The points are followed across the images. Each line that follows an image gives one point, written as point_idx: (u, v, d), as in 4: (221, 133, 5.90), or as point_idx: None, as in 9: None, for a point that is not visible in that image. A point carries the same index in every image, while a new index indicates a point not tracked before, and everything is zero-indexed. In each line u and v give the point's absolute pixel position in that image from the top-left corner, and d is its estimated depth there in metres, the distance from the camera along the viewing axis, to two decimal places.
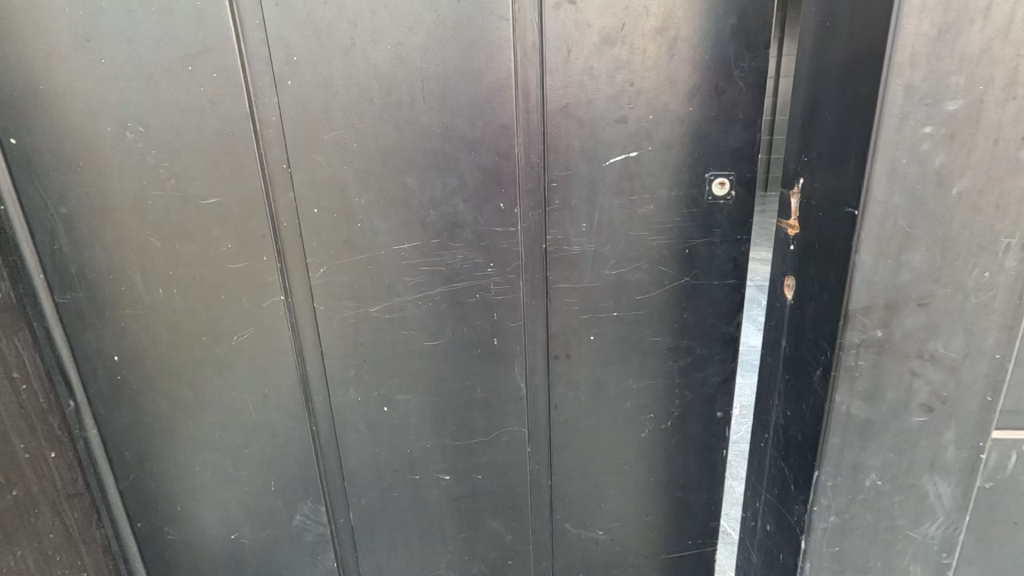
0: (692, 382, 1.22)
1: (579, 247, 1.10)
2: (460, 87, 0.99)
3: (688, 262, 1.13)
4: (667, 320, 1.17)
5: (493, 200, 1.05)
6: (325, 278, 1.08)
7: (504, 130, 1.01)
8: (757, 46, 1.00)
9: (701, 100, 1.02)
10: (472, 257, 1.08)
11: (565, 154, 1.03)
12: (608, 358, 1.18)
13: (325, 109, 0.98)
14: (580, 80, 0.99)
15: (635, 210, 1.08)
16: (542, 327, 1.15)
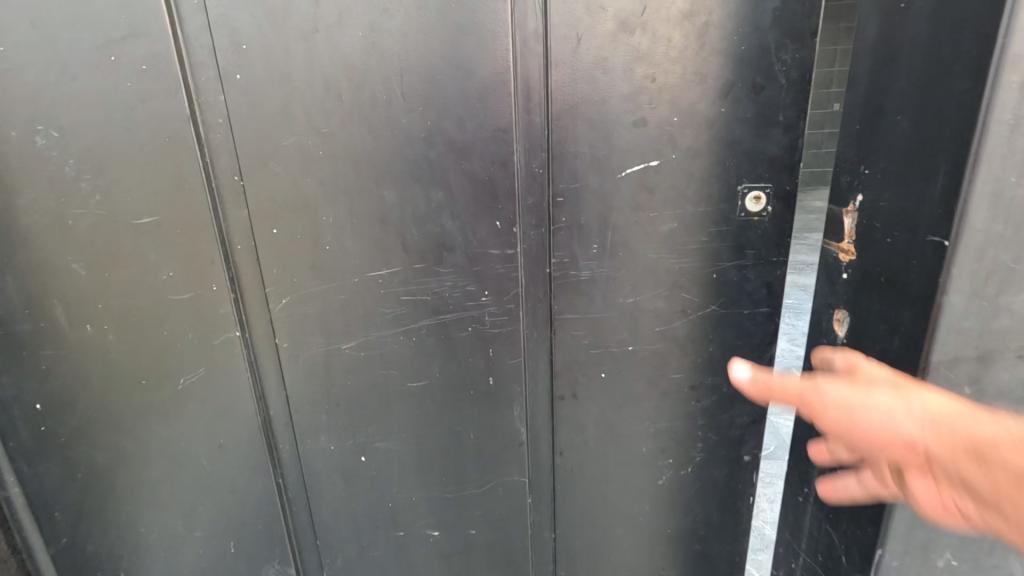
0: (716, 423, 1.06)
1: (589, 272, 0.94)
2: (447, 83, 0.81)
3: (715, 289, 0.97)
4: (689, 354, 1.01)
5: (487, 218, 0.88)
6: (288, 310, 0.91)
7: (501, 134, 0.84)
8: (801, 35, 0.83)
9: (735, 99, 0.86)
10: (463, 285, 0.92)
11: (574, 163, 0.87)
12: (621, 398, 1.03)
13: (284, 109, 0.81)
14: (592, 74, 0.83)
15: (654, 229, 0.92)
16: (546, 363, 0.99)
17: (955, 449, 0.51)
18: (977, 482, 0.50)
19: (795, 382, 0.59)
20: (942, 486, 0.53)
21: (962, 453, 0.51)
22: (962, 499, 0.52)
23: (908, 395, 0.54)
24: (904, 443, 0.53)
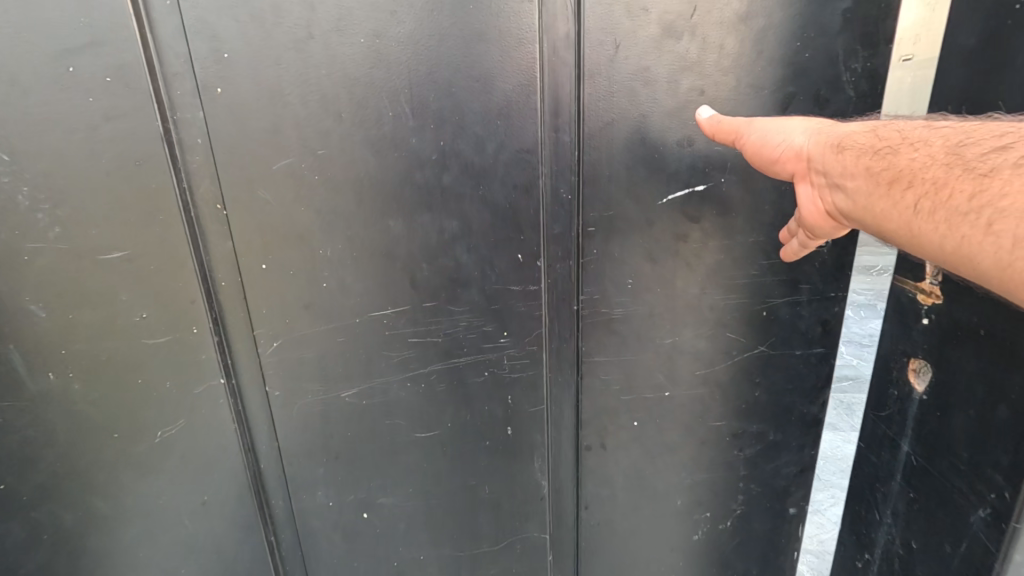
0: (759, 473, 0.95)
1: (623, 310, 0.82)
2: (464, 96, 0.70)
3: (764, 328, 0.85)
4: (732, 399, 0.90)
5: (508, 251, 0.77)
6: (279, 354, 0.80)
7: (525, 156, 0.73)
8: (874, 41, 0.72)
9: (795, 114, 0.74)
10: (480, 325, 0.81)
11: (609, 188, 0.75)
12: (654, 447, 0.91)
13: (274, 127, 0.69)
14: (631, 87, 0.71)
15: (698, 262, 0.81)
16: (571, 409, 0.88)
17: (859, 146, 0.60)
18: (856, 180, 0.59)
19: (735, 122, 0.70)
20: (819, 182, 0.64)
21: (861, 162, 0.59)
22: (857, 203, 0.60)
23: (811, 126, 0.66)
24: (794, 151, 0.65)
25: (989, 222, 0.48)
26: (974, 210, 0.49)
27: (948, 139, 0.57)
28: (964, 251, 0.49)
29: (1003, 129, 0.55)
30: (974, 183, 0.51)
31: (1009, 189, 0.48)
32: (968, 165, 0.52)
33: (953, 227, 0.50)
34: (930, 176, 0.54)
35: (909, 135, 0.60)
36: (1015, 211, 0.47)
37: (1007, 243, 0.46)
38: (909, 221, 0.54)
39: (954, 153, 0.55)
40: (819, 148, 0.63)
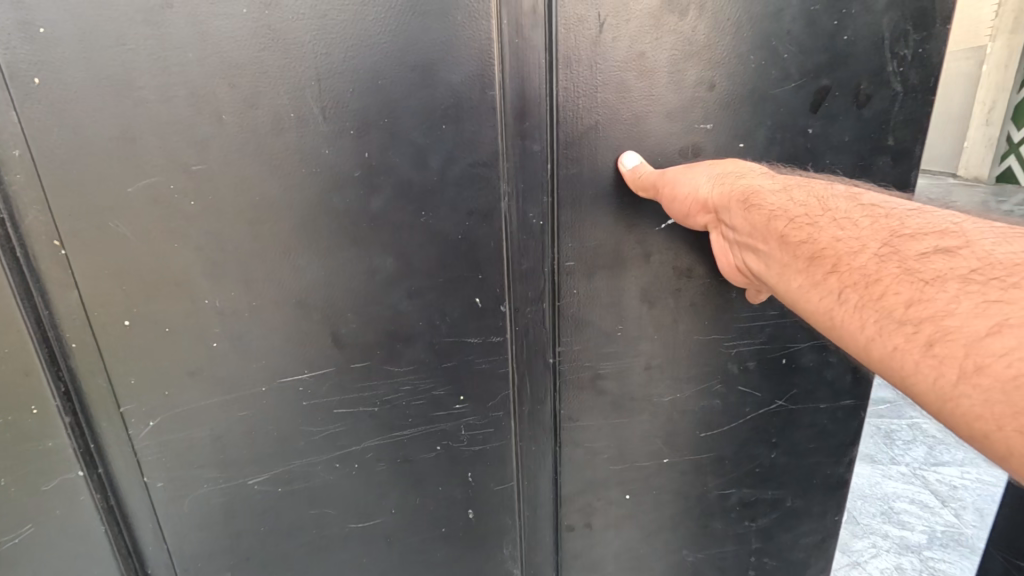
0: (774, 545, 0.79)
1: (611, 364, 0.65)
2: (398, 91, 0.51)
3: (784, 378, 0.69)
4: (745, 464, 0.73)
5: (463, 295, 0.59)
6: (159, 437, 0.60)
7: (483, 171, 0.55)
8: (928, 21, 0.56)
9: (829, 114, 0.58)
10: (429, 389, 0.62)
11: (592, 211, 0.58)
12: (649, 523, 0.75)
13: (125, 132, 0.49)
14: (621, 79, 0.54)
15: (705, 302, 0.64)
16: (549, 485, 0.70)
17: (777, 206, 0.45)
18: (769, 247, 0.45)
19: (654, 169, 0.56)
20: (733, 239, 0.50)
21: (774, 227, 0.45)
22: (771, 272, 0.46)
23: (725, 170, 0.51)
24: (700, 203, 0.50)
25: (928, 340, 0.34)
26: (911, 321, 0.35)
27: (883, 219, 0.43)
28: (894, 362, 0.35)
29: (953, 222, 0.41)
30: (911, 285, 0.37)
31: (958, 306, 0.34)
32: (904, 260, 0.38)
33: (882, 333, 0.36)
34: (858, 263, 0.40)
35: (838, 205, 0.45)
36: (964, 333, 0.33)
37: (952, 373, 0.32)
38: (829, 311, 0.40)
39: (889, 240, 0.40)
40: (725, 199, 0.48)
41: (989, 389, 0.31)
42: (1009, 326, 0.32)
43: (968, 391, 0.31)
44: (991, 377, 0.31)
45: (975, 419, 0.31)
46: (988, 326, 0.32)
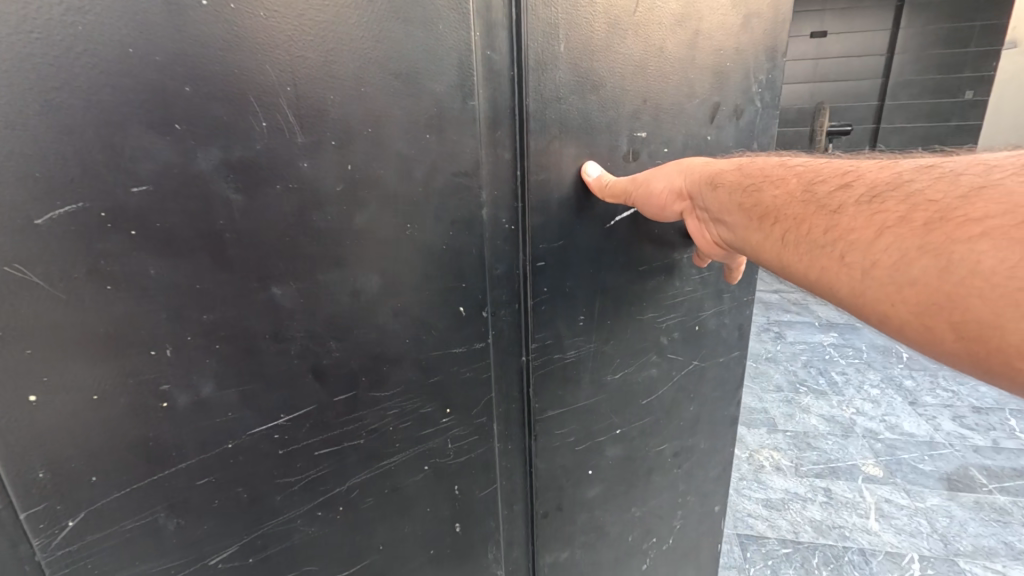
0: (693, 482, 0.95)
1: (575, 352, 0.71)
2: (383, 101, 0.48)
3: (698, 341, 0.84)
4: (673, 420, 0.86)
5: (448, 305, 0.58)
6: (86, 538, 0.46)
7: (465, 181, 0.55)
8: (774, 55, 0.75)
9: (721, 125, 0.72)
10: (415, 408, 0.60)
11: (558, 213, 0.63)
12: (608, 492, 0.83)
13: (29, 148, 0.37)
14: (579, 92, 0.59)
15: (644, 286, 0.74)
16: (523, 478, 0.73)
17: (729, 182, 0.56)
18: (731, 217, 0.56)
19: (617, 176, 0.64)
20: (704, 216, 0.60)
21: (733, 199, 0.55)
22: (738, 237, 0.56)
23: (688, 162, 0.61)
24: (674, 191, 0.61)
25: (841, 255, 0.45)
26: (828, 244, 0.46)
27: (801, 173, 0.53)
28: (824, 278, 0.46)
29: (852, 163, 0.52)
30: (826, 217, 0.47)
31: (855, 223, 0.44)
32: (818, 199, 0.49)
33: (814, 260, 0.47)
34: (791, 211, 0.50)
35: (770, 169, 0.55)
36: (863, 242, 0.43)
37: (859, 273, 0.43)
38: (778, 253, 0.50)
39: (809, 188, 0.50)
40: (692, 184, 0.59)
41: (882, 279, 0.42)
42: (890, 229, 0.42)
43: (872, 283, 0.43)
44: (882, 271, 0.42)
45: (878, 304, 0.43)
46: (875, 232, 0.43)
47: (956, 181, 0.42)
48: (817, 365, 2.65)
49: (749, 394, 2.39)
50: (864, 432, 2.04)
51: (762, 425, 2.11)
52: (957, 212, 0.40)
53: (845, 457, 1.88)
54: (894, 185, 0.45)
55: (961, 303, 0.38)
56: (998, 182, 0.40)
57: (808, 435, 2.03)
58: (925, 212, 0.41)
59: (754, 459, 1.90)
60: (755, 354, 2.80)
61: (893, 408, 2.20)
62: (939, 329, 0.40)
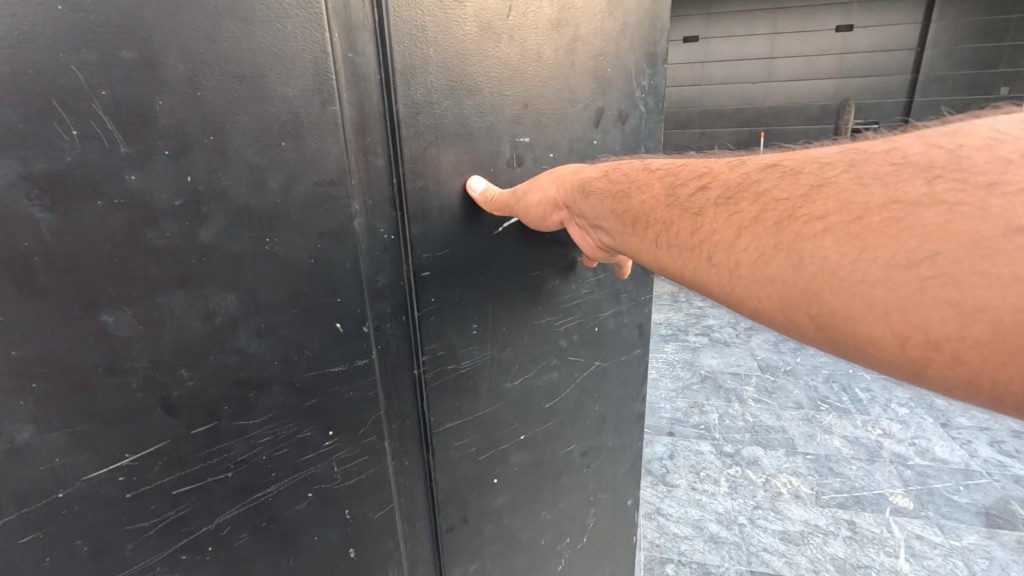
0: (604, 479, 0.97)
1: (471, 362, 0.69)
2: (227, 107, 0.44)
3: (599, 342, 0.85)
4: (579, 420, 0.87)
5: (322, 323, 0.55)
6: None
7: (332, 190, 0.52)
8: (653, 61, 0.77)
9: (607, 129, 0.74)
10: (292, 433, 0.56)
11: (441, 221, 0.61)
12: (516, 498, 0.82)
13: None
14: (453, 97, 0.58)
15: (539, 290, 0.74)
16: (424, 494, 0.71)
17: (601, 189, 0.56)
18: (608, 223, 0.56)
19: (500, 187, 0.64)
20: (582, 223, 0.60)
21: (606, 206, 0.55)
22: (616, 241, 0.56)
23: (560, 171, 0.61)
24: (550, 201, 0.61)
25: (709, 256, 0.44)
26: (695, 246, 0.46)
27: (663, 176, 0.53)
28: (698, 279, 0.46)
29: (704, 163, 0.52)
30: (690, 221, 0.47)
31: (716, 225, 0.45)
32: (681, 201, 0.49)
33: (685, 262, 0.46)
34: (658, 216, 0.50)
35: (634, 174, 0.55)
36: (726, 243, 0.43)
37: (726, 274, 0.43)
38: (654, 257, 0.50)
39: (671, 193, 0.51)
40: (566, 193, 0.59)
41: (746, 278, 0.42)
42: (748, 229, 0.43)
43: (739, 282, 0.42)
44: (745, 271, 0.42)
45: (748, 302, 0.43)
46: (735, 232, 0.43)
47: (797, 179, 0.43)
48: (842, 378, 2.75)
49: (766, 411, 2.43)
50: (891, 456, 2.08)
51: (779, 447, 2.15)
52: (802, 211, 0.41)
53: (871, 484, 1.91)
54: (741, 184, 0.46)
55: (817, 297, 0.39)
56: (832, 179, 0.42)
57: (830, 458, 2.07)
58: (775, 211, 0.42)
59: (771, 485, 1.92)
60: (772, 367, 2.89)
61: (923, 431, 2.24)
62: (801, 320, 0.40)
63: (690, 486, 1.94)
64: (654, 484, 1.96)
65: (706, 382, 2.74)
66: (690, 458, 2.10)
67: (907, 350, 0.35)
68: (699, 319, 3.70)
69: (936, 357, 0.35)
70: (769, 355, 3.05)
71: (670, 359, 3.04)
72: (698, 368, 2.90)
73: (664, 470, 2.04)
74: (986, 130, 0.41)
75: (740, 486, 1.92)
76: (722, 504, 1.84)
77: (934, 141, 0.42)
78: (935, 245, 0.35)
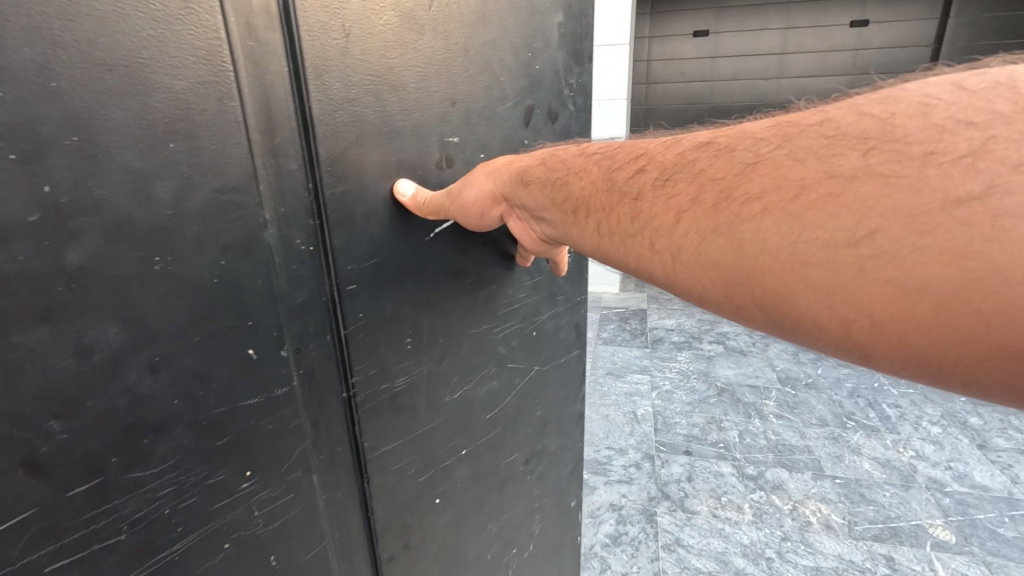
0: (548, 484, 0.96)
1: (405, 379, 0.65)
2: (94, 103, 0.37)
3: (538, 346, 0.84)
4: (521, 427, 0.85)
5: (232, 350, 0.48)
6: None
7: (236, 199, 0.46)
8: (580, 60, 0.77)
9: (538, 128, 0.72)
10: (201, 479, 0.48)
11: (367, 229, 0.56)
12: (460, 515, 0.78)
13: None
14: (374, 93, 0.53)
15: (475, 297, 0.71)
16: (360, 526, 0.65)
17: (538, 178, 0.54)
18: (550, 213, 0.54)
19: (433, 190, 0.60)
20: (523, 215, 0.59)
21: (545, 195, 0.54)
22: (559, 231, 0.55)
23: (495, 163, 0.58)
24: (487, 196, 0.58)
25: (651, 242, 0.43)
26: (636, 233, 0.44)
27: (600, 160, 0.51)
28: (642, 266, 0.44)
29: (640, 144, 0.50)
30: (629, 206, 0.45)
31: (655, 208, 0.43)
32: (620, 187, 0.47)
33: (628, 248, 0.45)
34: (597, 202, 0.49)
35: (571, 161, 0.53)
36: (666, 228, 0.42)
37: (669, 260, 0.42)
38: (597, 245, 0.49)
39: (609, 177, 0.49)
40: (503, 186, 0.57)
41: (688, 262, 0.40)
42: (685, 212, 0.41)
43: (682, 268, 0.41)
44: (687, 255, 0.40)
45: (692, 288, 0.41)
46: (675, 217, 0.41)
47: (732, 157, 0.40)
48: (868, 394, 2.51)
49: (789, 428, 2.24)
50: (927, 482, 1.91)
51: (806, 469, 1.98)
52: (739, 191, 0.38)
53: (907, 514, 1.75)
54: (677, 164, 0.44)
55: (760, 281, 0.37)
56: (769, 155, 0.38)
57: (861, 483, 1.90)
58: (711, 191, 0.40)
59: (799, 513, 1.77)
60: (793, 378, 2.66)
61: (957, 452, 2.08)
62: (747, 305, 0.38)
63: (712, 513, 1.78)
64: (674, 510, 1.80)
65: (723, 396, 2.52)
66: (711, 480, 1.94)
67: (852, 334, 0.34)
68: (713, 323, 3.38)
69: (875, 341, 0.33)
70: (790, 364, 2.81)
71: (683, 367, 2.82)
72: (713, 379, 2.68)
73: (683, 494, 1.88)
74: (916, 96, 0.36)
75: (767, 515, 1.77)
76: (747, 535, 1.70)
77: (863, 110, 0.37)
78: (874, 222, 0.33)
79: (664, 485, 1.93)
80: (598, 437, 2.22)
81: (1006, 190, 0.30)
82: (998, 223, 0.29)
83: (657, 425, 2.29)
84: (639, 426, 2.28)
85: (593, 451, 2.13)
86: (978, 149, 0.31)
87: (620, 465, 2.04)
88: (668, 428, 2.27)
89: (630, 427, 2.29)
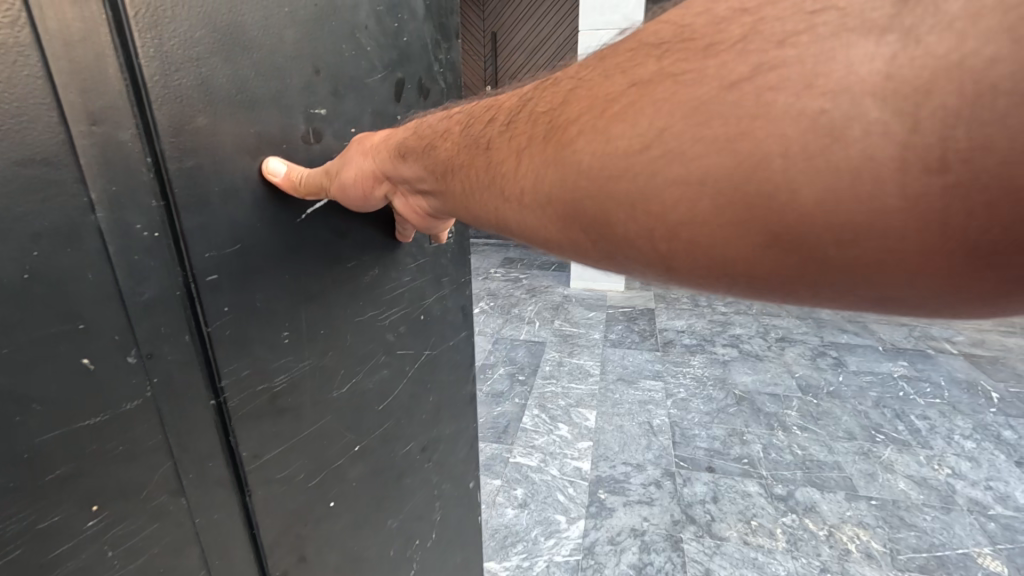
0: (447, 469, 0.94)
1: (285, 377, 0.59)
2: None
3: (426, 330, 0.82)
4: (416, 415, 0.83)
5: (58, 361, 0.40)
6: None
7: (46, 173, 0.37)
8: (446, 32, 0.76)
9: (409, 103, 0.70)
10: (27, 525, 0.39)
11: (230, 212, 0.49)
12: (358, 517, 0.74)
13: None
14: (224, 54, 0.46)
15: (359, 283, 0.66)
16: (247, 547, 0.58)
17: (412, 147, 0.51)
18: (424, 181, 0.52)
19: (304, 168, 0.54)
20: (406, 192, 0.55)
21: (416, 162, 0.51)
22: (432, 200, 0.53)
23: (370, 141, 0.54)
24: (368, 172, 0.54)
25: (501, 191, 0.43)
26: (488, 183, 0.44)
27: (461, 118, 0.49)
28: (500, 220, 0.45)
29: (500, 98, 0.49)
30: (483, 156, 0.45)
31: (502, 153, 0.44)
32: (471, 140, 0.47)
33: (484, 203, 0.45)
34: (455, 159, 0.47)
35: (437, 122, 0.51)
36: (510, 173, 0.43)
37: (516, 206, 0.43)
38: (463, 206, 0.49)
39: (467, 132, 0.48)
40: (375, 159, 0.53)
41: (531, 205, 0.42)
42: (526, 153, 0.42)
43: (526, 212, 0.42)
44: (531, 199, 0.41)
45: (538, 233, 0.43)
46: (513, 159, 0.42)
47: (559, 88, 0.42)
48: (896, 404, 2.92)
49: (816, 441, 2.63)
50: (970, 504, 2.20)
51: (840, 491, 2.30)
52: (563, 116, 0.40)
53: (953, 542, 2.02)
54: (521, 107, 0.44)
55: (589, 214, 0.39)
56: (586, 78, 0.40)
57: (899, 505, 2.20)
58: (545, 125, 0.41)
59: (835, 540, 2.04)
60: (815, 387, 3.11)
61: (998, 470, 2.40)
62: (588, 242, 0.40)
63: (741, 540, 2.06)
64: (700, 536, 2.08)
65: (744, 405, 2.97)
66: (737, 502, 2.26)
67: (657, 246, 0.37)
68: (723, 327, 3.94)
69: (680, 256, 0.36)
70: (811, 372, 3.27)
71: (697, 372, 3.33)
72: (732, 387, 3.15)
73: (708, 517, 2.19)
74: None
75: (802, 540, 2.05)
76: (782, 563, 1.96)
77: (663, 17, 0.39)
78: (663, 120, 0.34)
79: (687, 506, 2.25)
80: (613, 451, 2.61)
81: (769, 70, 0.31)
82: (761, 98, 0.31)
83: (675, 437, 2.70)
84: (658, 440, 2.68)
85: (608, 467, 2.50)
86: (749, 31, 0.33)
87: (639, 483, 2.39)
88: (688, 441, 2.68)
89: (646, 439, 2.70)
